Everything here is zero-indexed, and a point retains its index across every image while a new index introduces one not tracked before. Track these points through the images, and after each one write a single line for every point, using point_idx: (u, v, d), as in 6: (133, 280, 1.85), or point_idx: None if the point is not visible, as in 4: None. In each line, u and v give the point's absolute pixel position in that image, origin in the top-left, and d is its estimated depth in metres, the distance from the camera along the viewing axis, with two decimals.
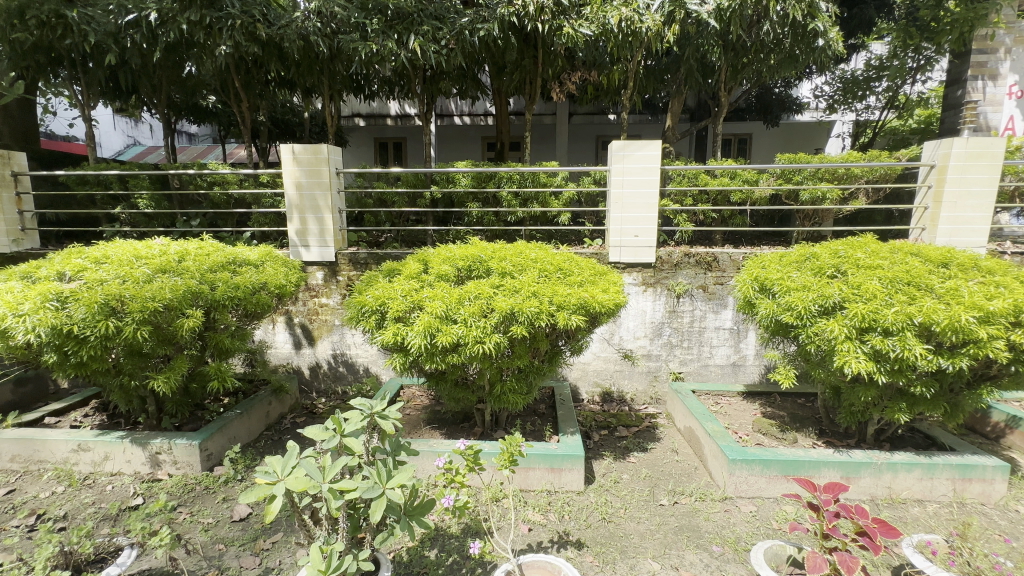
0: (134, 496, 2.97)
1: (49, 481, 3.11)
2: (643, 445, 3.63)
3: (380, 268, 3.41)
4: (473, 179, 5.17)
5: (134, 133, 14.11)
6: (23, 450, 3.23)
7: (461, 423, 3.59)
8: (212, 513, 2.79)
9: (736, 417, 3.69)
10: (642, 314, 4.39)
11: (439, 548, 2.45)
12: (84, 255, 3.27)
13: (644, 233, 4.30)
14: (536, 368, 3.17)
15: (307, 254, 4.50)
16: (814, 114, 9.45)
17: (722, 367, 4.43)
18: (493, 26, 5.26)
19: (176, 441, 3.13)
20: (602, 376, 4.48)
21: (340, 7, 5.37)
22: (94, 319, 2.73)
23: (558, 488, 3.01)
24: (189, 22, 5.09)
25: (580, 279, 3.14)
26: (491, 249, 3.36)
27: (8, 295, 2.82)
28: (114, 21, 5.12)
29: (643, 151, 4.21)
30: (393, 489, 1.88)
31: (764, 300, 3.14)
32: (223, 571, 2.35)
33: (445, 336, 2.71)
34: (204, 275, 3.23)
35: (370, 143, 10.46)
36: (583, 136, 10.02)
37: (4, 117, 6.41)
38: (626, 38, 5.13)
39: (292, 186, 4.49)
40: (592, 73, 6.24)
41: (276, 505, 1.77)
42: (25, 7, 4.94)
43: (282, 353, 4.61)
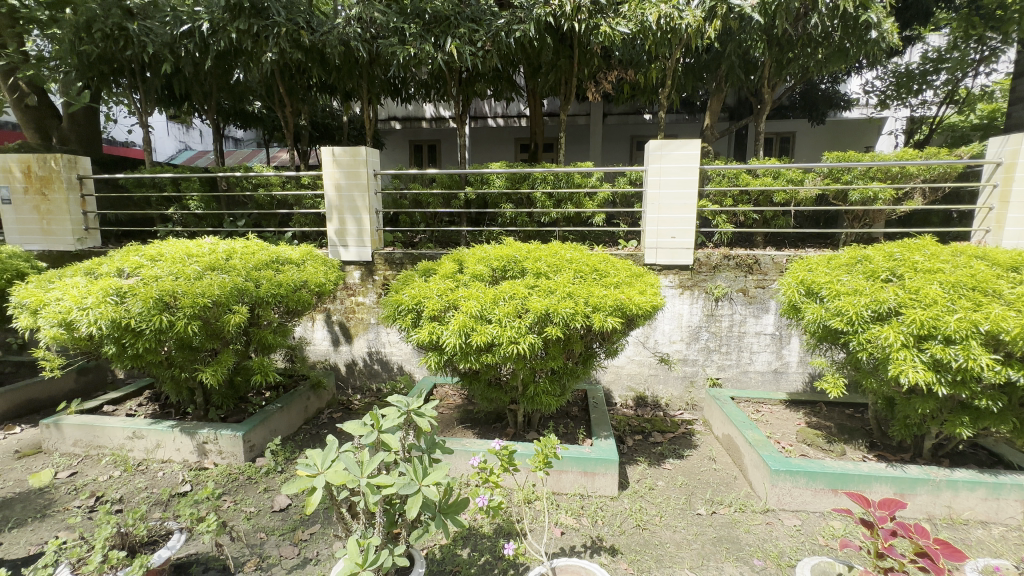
0: (182, 483, 3.11)
1: (107, 465, 3.31)
2: (678, 452, 3.54)
3: (416, 268, 3.45)
4: (507, 180, 5.19)
5: (186, 138, 14.93)
6: (84, 436, 3.44)
7: (494, 423, 3.60)
8: (255, 503, 2.90)
9: (779, 426, 3.54)
10: (679, 317, 4.27)
11: (471, 547, 2.45)
12: (140, 253, 3.44)
13: (682, 235, 4.18)
14: (569, 370, 3.15)
15: (345, 254, 4.62)
16: (864, 111, 8.96)
17: (762, 374, 4.28)
18: (530, 27, 5.25)
19: (222, 432, 3.27)
20: (636, 381, 4.39)
21: (380, 13, 5.50)
22: (149, 313, 2.89)
23: (592, 492, 2.96)
24: (238, 30, 5.32)
25: (616, 280, 3.09)
26: (526, 249, 3.34)
27: (73, 290, 3.00)
28: (170, 32, 5.48)
29: (682, 151, 4.10)
30: (429, 487, 1.89)
31: (811, 305, 3.00)
32: (264, 559, 2.43)
33: (480, 335, 2.71)
34: (249, 274, 3.36)
35: (405, 145, 10.67)
36: (618, 137, 9.90)
37: (72, 125, 6.92)
38: (665, 35, 5.00)
39: (332, 188, 4.62)
40: (630, 72, 6.11)
41: (316, 497, 1.80)
42: (92, 21, 5.36)
43: (320, 349, 4.75)
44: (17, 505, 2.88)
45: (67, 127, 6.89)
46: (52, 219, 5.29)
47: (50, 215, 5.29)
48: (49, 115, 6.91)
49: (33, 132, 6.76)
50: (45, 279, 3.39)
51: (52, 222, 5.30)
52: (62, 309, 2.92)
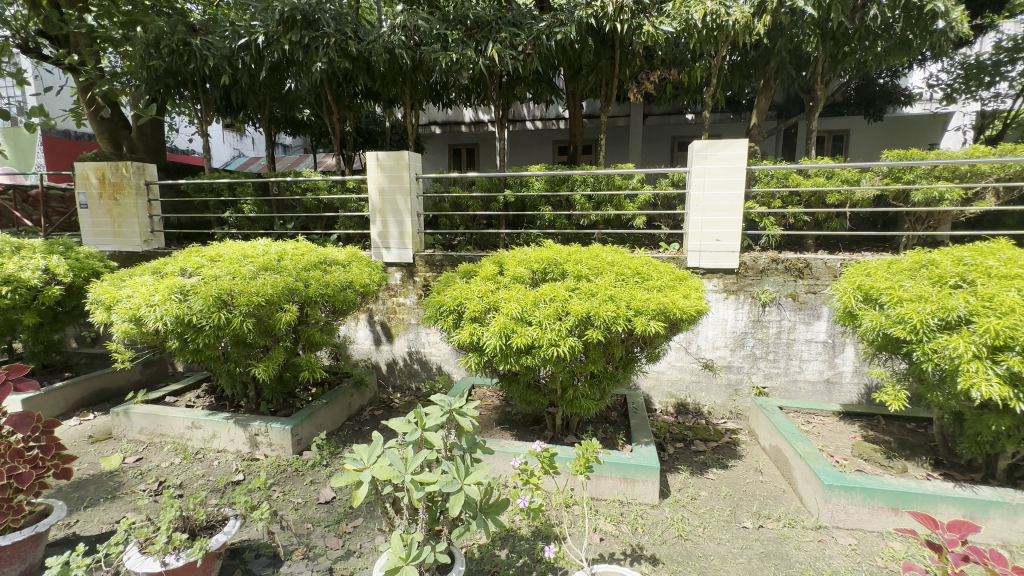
0: (235, 472, 3.27)
1: (169, 453, 3.53)
2: (722, 462, 3.42)
3: (457, 269, 3.50)
4: (546, 182, 5.19)
5: (239, 146, 15.78)
6: (149, 424, 3.69)
7: (532, 426, 3.60)
8: (302, 494, 3.01)
9: (832, 439, 3.36)
10: (723, 322, 4.14)
11: (509, 548, 2.46)
12: (201, 254, 3.66)
13: (727, 238, 4.04)
14: (609, 374, 3.11)
15: (388, 256, 4.74)
16: (927, 106, 8.37)
17: (813, 384, 4.08)
18: (571, 29, 5.26)
19: (272, 425, 3.42)
20: (677, 387, 4.28)
21: (423, 21, 5.67)
22: (209, 310, 3.07)
23: (631, 500, 2.91)
24: (291, 42, 5.59)
25: (660, 284, 3.03)
26: (567, 251, 3.33)
27: (142, 288, 3.22)
28: (229, 45, 5.82)
29: (728, 151, 3.97)
30: (472, 485, 1.91)
31: (869, 312, 2.83)
32: (311, 549, 2.53)
33: (520, 337, 2.71)
34: (299, 274, 3.51)
35: (444, 150, 10.87)
36: (659, 137, 9.71)
37: (140, 135, 7.43)
38: (711, 33, 4.88)
39: (376, 191, 4.76)
40: (673, 71, 6.00)
41: (362, 491, 1.86)
42: (161, 38, 5.76)
43: (362, 348, 4.89)
44: (90, 486, 3.11)
45: (136, 137, 7.42)
46: (123, 222, 5.71)
47: (121, 218, 5.71)
48: (120, 126, 7.46)
49: (107, 141, 7.32)
50: (117, 278, 3.66)
51: (122, 224, 5.72)
52: (131, 305, 3.14)
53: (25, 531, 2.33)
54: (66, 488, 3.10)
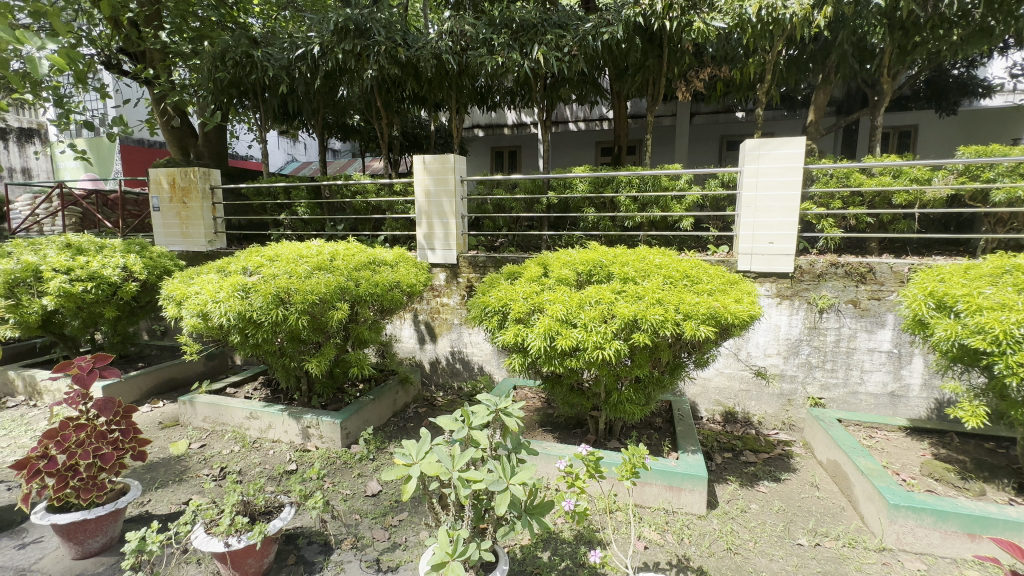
0: (289, 462, 3.43)
1: (229, 441, 3.75)
2: (775, 475, 3.27)
3: (501, 271, 3.52)
4: (590, 184, 5.14)
5: (293, 151, 16.58)
6: (212, 413, 3.94)
7: (574, 429, 3.57)
8: (350, 486, 3.12)
9: (898, 456, 3.15)
10: (776, 329, 3.96)
11: (552, 551, 2.45)
12: (260, 254, 3.87)
13: (781, 240, 3.85)
14: (655, 379, 3.05)
15: (432, 257, 4.84)
16: (1009, 99, 7.77)
17: (875, 397, 3.84)
18: (618, 29, 5.20)
19: (323, 418, 3.57)
20: (725, 395, 4.14)
21: (470, 26, 5.77)
22: (269, 307, 3.24)
23: (677, 509, 2.84)
24: (344, 51, 5.83)
25: (710, 287, 2.95)
26: (612, 254, 3.30)
27: (208, 285, 3.44)
28: (287, 56, 6.14)
29: (782, 150, 3.80)
30: (517, 486, 1.92)
31: (942, 320, 2.63)
32: (359, 539, 2.62)
33: (564, 339, 2.70)
34: (350, 274, 3.65)
35: (487, 152, 11.00)
36: (707, 136, 9.42)
37: (205, 142, 7.95)
38: (766, 27, 4.70)
39: (422, 194, 4.88)
40: (724, 69, 5.85)
41: (411, 486, 1.91)
42: (226, 51, 6.15)
43: (407, 347, 5.02)
44: (161, 468, 3.36)
45: (202, 144, 7.94)
46: (190, 224, 6.13)
47: (188, 220, 6.13)
48: (188, 135, 7.99)
49: (176, 148, 7.86)
50: (186, 275, 3.92)
51: (190, 226, 6.14)
52: (199, 301, 3.36)
53: (106, 507, 2.53)
54: (140, 470, 3.36)
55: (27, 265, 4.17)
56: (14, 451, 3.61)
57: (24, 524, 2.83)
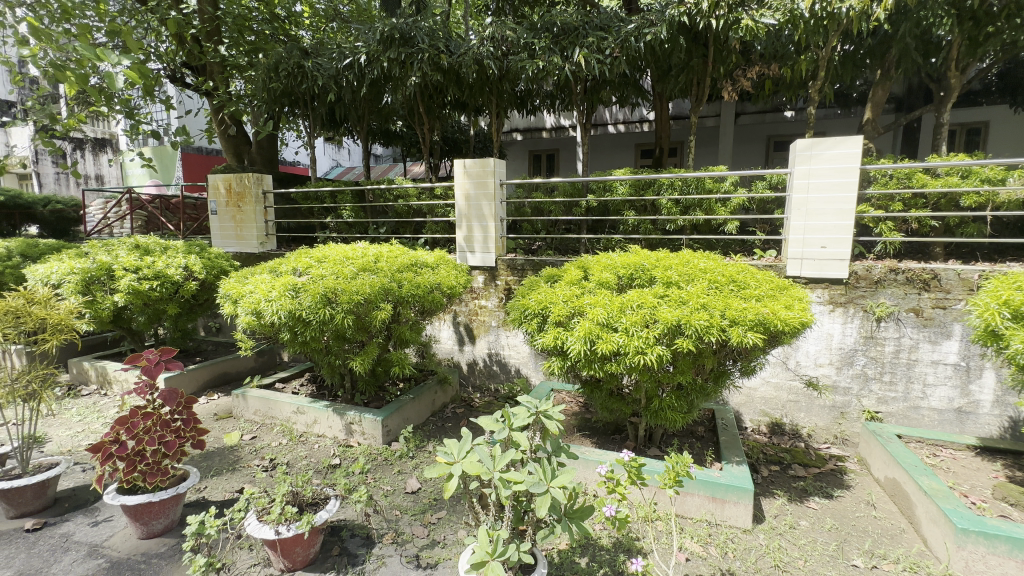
0: (333, 456, 3.56)
1: (278, 434, 3.93)
2: (827, 491, 3.11)
3: (540, 274, 3.53)
4: (631, 186, 5.07)
5: (337, 156, 17.23)
6: (262, 407, 4.13)
7: (612, 435, 3.53)
8: (391, 483, 3.20)
9: (966, 477, 2.93)
10: (828, 338, 3.77)
11: (590, 557, 2.43)
12: (310, 255, 4.03)
13: (834, 245, 3.67)
14: (698, 387, 2.97)
15: (471, 260, 4.90)
16: None
17: (939, 412, 3.60)
18: (662, 29, 5.10)
19: (365, 415, 3.68)
20: (772, 406, 3.97)
21: (512, 31, 5.83)
22: (317, 306, 3.38)
23: (720, 521, 2.74)
24: (389, 59, 6.01)
25: (758, 293, 2.85)
26: (655, 257, 3.25)
27: (262, 285, 3.62)
28: (336, 65, 6.40)
29: (837, 150, 3.61)
30: (557, 489, 1.92)
31: (1019, 332, 2.43)
32: (399, 535, 2.68)
33: (605, 343, 2.67)
34: (394, 275, 3.75)
35: (525, 155, 11.06)
36: (753, 137, 9.11)
37: (259, 149, 8.37)
38: (819, 23, 4.52)
39: (462, 198, 4.96)
40: (773, 67, 5.69)
41: (453, 484, 1.93)
42: (280, 62, 6.47)
43: (446, 348, 5.10)
44: (216, 457, 3.55)
45: (256, 151, 8.37)
46: (244, 227, 6.47)
47: (243, 224, 6.48)
48: (243, 142, 8.44)
49: (232, 155, 8.31)
50: (242, 275, 4.13)
51: (244, 229, 6.49)
52: (253, 299, 3.53)
53: (168, 491, 2.70)
54: (198, 458, 3.56)
55: (102, 264, 4.52)
56: (88, 436, 3.91)
57: (97, 503, 3.06)
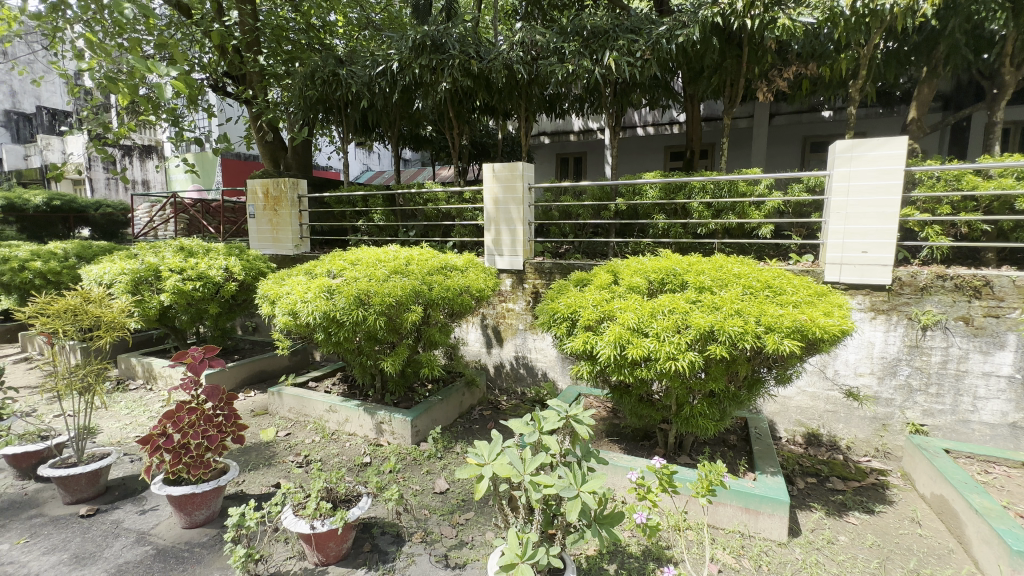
0: (364, 454, 3.63)
1: (311, 431, 4.04)
2: (868, 506, 2.99)
3: (570, 278, 3.52)
4: (661, 190, 5.01)
5: (367, 161, 17.64)
6: (297, 405, 4.26)
7: (641, 441, 3.49)
8: (420, 483, 3.24)
9: (1021, 497, 2.76)
10: (869, 346, 3.63)
11: (618, 564, 2.41)
12: (343, 258, 4.14)
13: (876, 249, 3.52)
14: (732, 395, 2.91)
15: (499, 263, 4.92)
16: None
17: (992, 427, 3.42)
18: (695, 30, 5.02)
19: (395, 416, 3.75)
20: (808, 416, 3.85)
21: (541, 36, 5.86)
22: (350, 308, 3.46)
23: (754, 533, 2.67)
24: (421, 65, 6.12)
25: (795, 299, 2.78)
26: (687, 262, 3.20)
27: (298, 286, 3.74)
28: (369, 73, 6.56)
29: (880, 151, 3.47)
30: (588, 494, 1.91)
31: None
32: (428, 534, 2.72)
33: (635, 348, 2.64)
34: (424, 278, 3.82)
35: (552, 159, 11.07)
36: (788, 138, 8.86)
37: (294, 155, 8.65)
38: (861, 20, 4.37)
39: (491, 202, 5.01)
40: (811, 66, 5.53)
41: (484, 485, 1.95)
42: (316, 71, 6.69)
43: (473, 350, 5.15)
44: (253, 452, 3.68)
45: (291, 157, 8.64)
46: (280, 230, 6.69)
47: (279, 227, 6.70)
48: (279, 148, 8.73)
49: (269, 161, 8.61)
50: (279, 277, 4.28)
51: (280, 232, 6.70)
52: (290, 300, 3.65)
53: (210, 483, 2.82)
54: (236, 452, 3.70)
55: (149, 265, 4.76)
56: (136, 428, 4.12)
57: (144, 493, 3.22)
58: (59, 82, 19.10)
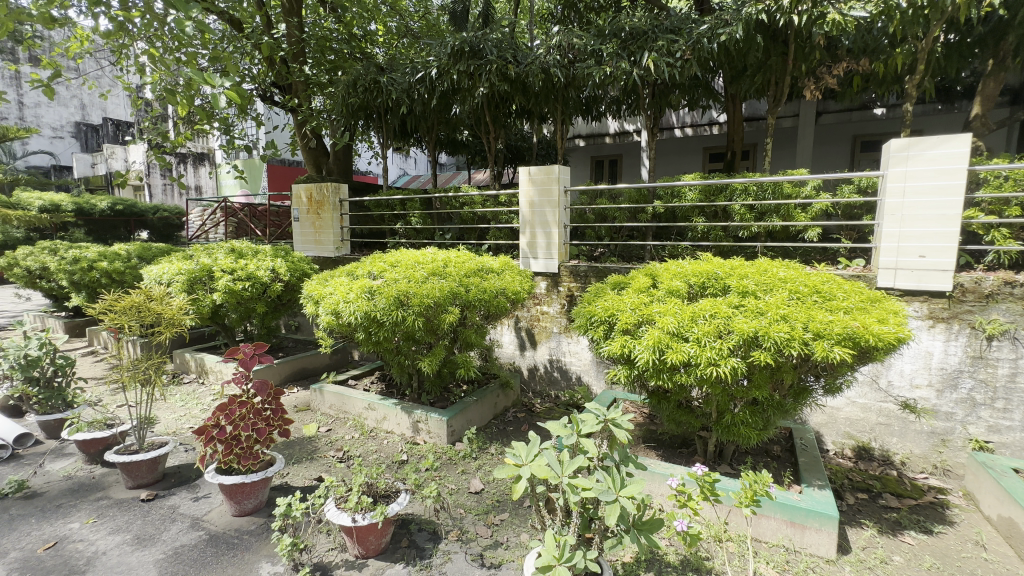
0: (401, 452, 3.72)
1: (351, 428, 4.17)
2: (925, 526, 2.82)
3: (607, 281, 3.50)
4: (701, 192, 4.90)
5: (404, 165, 18.09)
6: (337, 402, 4.40)
7: (679, 449, 3.41)
8: (455, 482, 3.29)
9: None
10: (927, 356, 3.43)
11: (655, 572, 2.36)
12: (383, 260, 4.26)
13: (935, 254, 3.33)
14: (776, 404, 2.81)
15: (534, 265, 4.93)
16: None
17: None
18: (738, 29, 4.90)
19: (431, 415, 3.81)
20: (858, 428, 3.67)
21: (578, 39, 5.87)
22: (390, 308, 3.56)
23: (800, 549, 2.57)
24: (459, 71, 6.24)
25: (846, 305, 2.67)
26: (729, 266, 3.12)
27: (341, 287, 3.87)
28: (409, 80, 6.73)
29: (939, 149, 3.27)
30: (627, 499, 1.89)
31: None
32: (464, 533, 2.75)
33: (675, 353, 2.59)
34: (461, 280, 3.88)
35: (587, 161, 11.03)
36: (836, 137, 8.49)
37: (336, 160, 8.95)
38: (920, 12, 4.16)
39: (527, 205, 5.03)
40: (863, 62, 5.29)
41: (522, 485, 1.96)
42: (358, 79, 6.92)
43: (508, 352, 5.18)
44: (296, 446, 3.83)
45: (333, 162, 8.95)
46: (323, 233, 6.94)
47: (321, 230, 6.96)
48: (322, 154, 9.05)
49: (312, 166, 8.94)
50: (323, 278, 4.44)
51: (322, 235, 6.95)
52: (332, 300, 3.78)
53: (259, 474, 2.95)
54: (281, 445, 3.87)
55: (204, 265, 5.04)
56: (190, 420, 4.36)
57: (197, 481, 3.40)
58: (123, 96, 20.49)
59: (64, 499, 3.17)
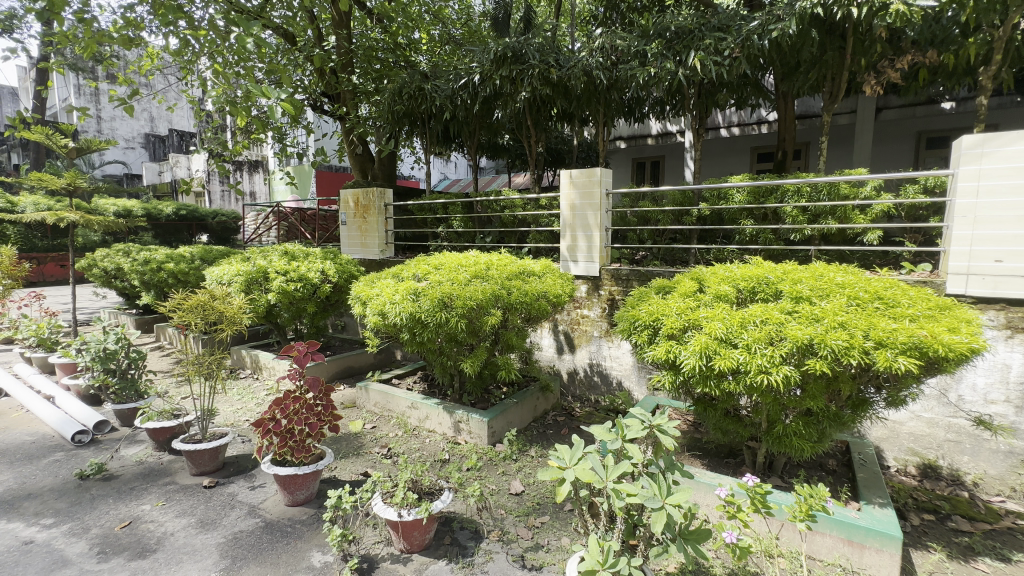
0: (443, 451, 3.79)
1: (394, 425, 4.29)
2: (1002, 553, 2.60)
3: (650, 285, 3.44)
4: (749, 195, 4.75)
5: (446, 170, 18.46)
6: (382, 400, 4.54)
7: (726, 458, 3.31)
8: (496, 483, 3.32)
9: None
10: (1004, 369, 3.17)
11: None
12: (426, 263, 4.35)
13: (1013, 258, 3.07)
14: (832, 415, 2.69)
15: (575, 269, 4.92)
16: None
17: None
18: (791, 24, 4.71)
19: (472, 416, 3.87)
20: (924, 444, 3.43)
21: (622, 41, 5.83)
22: (434, 310, 3.64)
23: (858, 569, 2.43)
24: (501, 76, 6.30)
25: (911, 313, 2.51)
26: (781, 270, 3.01)
27: (387, 289, 3.99)
28: (452, 86, 6.88)
29: (1019, 145, 3.02)
30: (673, 506, 1.86)
31: None
32: (504, 533, 2.78)
33: (723, 359, 2.51)
34: (503, 283, 3.92)
35: (629, 163, 10.89)
36: (899, 134, 8.00)
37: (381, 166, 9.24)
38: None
39: (568, 207, 5.02)
40: (929, 54, 4.96)
41: (565, 488, 1.96)
42: (404, 86, 7.12)
43: (547, 355, 5.18)
44: (343, 442, 3.98)
45: (378, 168, 9.23)
46: (368, 236, 7.19)
47: (367, 233, 7.20)
48: (367, 160, 9.36)
49: (358, 172, 9.26)
50: (369, 279, 4.59)
51: (368, 237, 7.20)
52: (379, 301, 3.91)
53: (310, 466, 3.09)
54: (329, 440, 4.03)
55: (260, 267, 5.33)
56: (246, 413, 4.61)
57: (253, 471, 3.60)
58: (188, 109, 21.99)
59: (137, 483, 3.44)
